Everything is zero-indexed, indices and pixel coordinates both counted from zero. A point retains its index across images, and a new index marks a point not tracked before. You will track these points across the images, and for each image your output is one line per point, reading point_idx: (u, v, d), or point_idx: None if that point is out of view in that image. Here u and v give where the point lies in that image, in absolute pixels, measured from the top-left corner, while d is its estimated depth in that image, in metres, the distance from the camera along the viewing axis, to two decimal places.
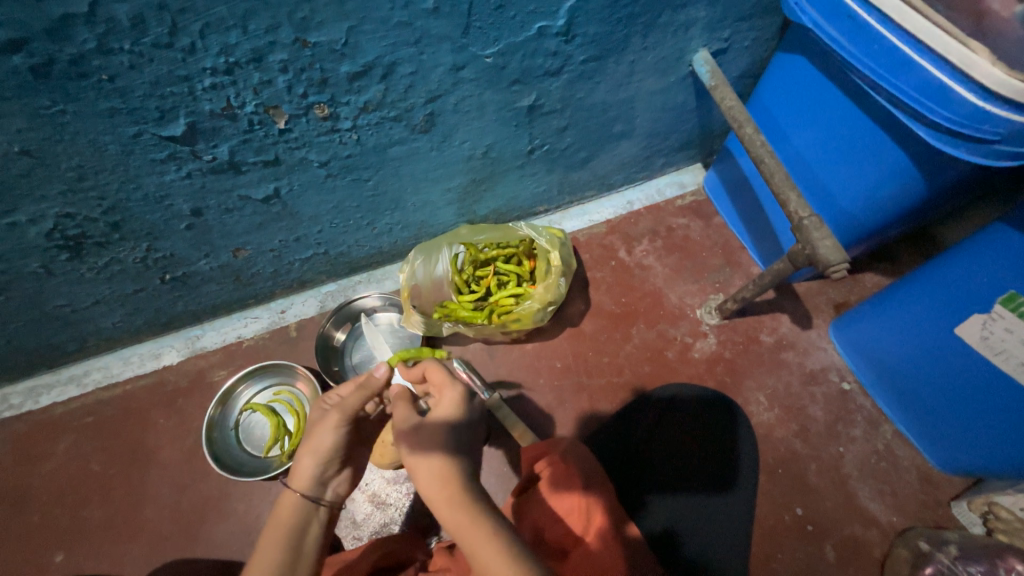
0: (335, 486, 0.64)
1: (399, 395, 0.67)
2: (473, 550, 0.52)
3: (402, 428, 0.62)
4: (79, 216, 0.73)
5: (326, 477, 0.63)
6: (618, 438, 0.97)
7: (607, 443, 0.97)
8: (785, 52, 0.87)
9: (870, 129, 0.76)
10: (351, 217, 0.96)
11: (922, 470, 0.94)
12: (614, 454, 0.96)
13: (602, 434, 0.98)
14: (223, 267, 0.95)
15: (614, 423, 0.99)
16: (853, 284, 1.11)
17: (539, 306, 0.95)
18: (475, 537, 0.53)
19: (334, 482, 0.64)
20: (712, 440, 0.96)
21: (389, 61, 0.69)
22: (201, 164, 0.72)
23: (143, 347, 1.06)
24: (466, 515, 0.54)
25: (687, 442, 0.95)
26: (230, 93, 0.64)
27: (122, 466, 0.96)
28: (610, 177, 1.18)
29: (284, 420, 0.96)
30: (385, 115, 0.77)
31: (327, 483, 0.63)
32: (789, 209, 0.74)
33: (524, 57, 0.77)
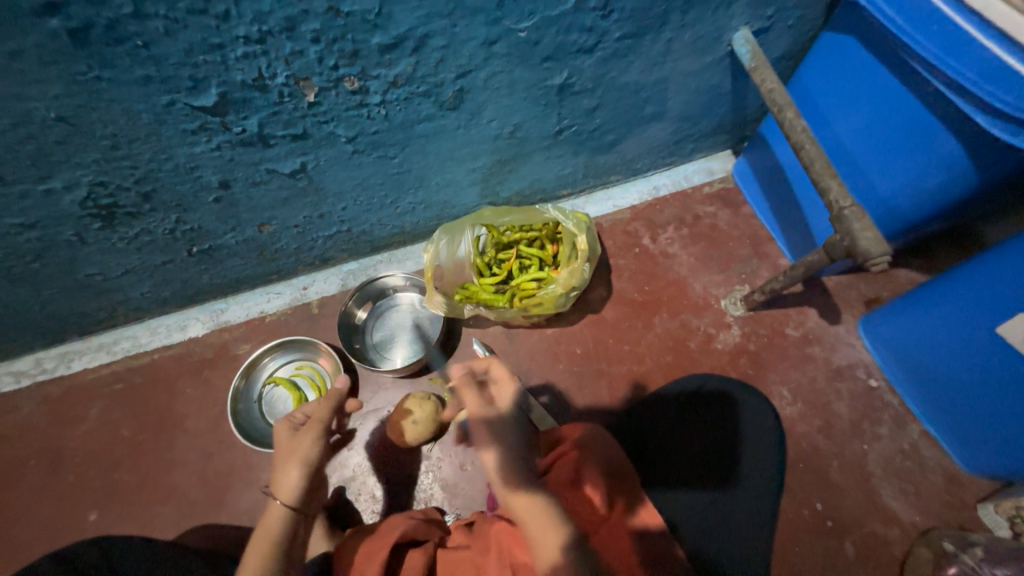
0: (313, 497, 0.66)
1: (466, 380, 0.75)
2: (532, 523, 0.62)
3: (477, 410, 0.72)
4: (112, 185, 0.73)
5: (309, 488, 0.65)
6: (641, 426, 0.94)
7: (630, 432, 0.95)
8: (832, 31, 0.83)
9: (924, 114, 0.72)
10: (375, 195, 0.95)
11: (947, 471, 0.92)
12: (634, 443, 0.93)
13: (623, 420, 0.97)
14: (248, 242, 0.96)
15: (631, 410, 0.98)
16: (887, 279, 1.07)
17: (562, 291, 0.93)
18: (539, 508, 0.63)
19: (314, 492, 0.67)
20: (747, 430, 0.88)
21: (421, 33, 0.67)
22: (231, 136, 0.72)
23: (170, 318, 1.08)
24: (528, 497, 0.64)
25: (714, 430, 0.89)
26: (261, 63, 0.63)
27: (150, 433, 0.99)
28: (636, 162, 1.15)
29: (306, 395, 0.97)
30: (414, 90, 0.75)
31: (309, 494, 0.65)
32: (828, 198, 0.72)
33: (559, 32, 0.74)
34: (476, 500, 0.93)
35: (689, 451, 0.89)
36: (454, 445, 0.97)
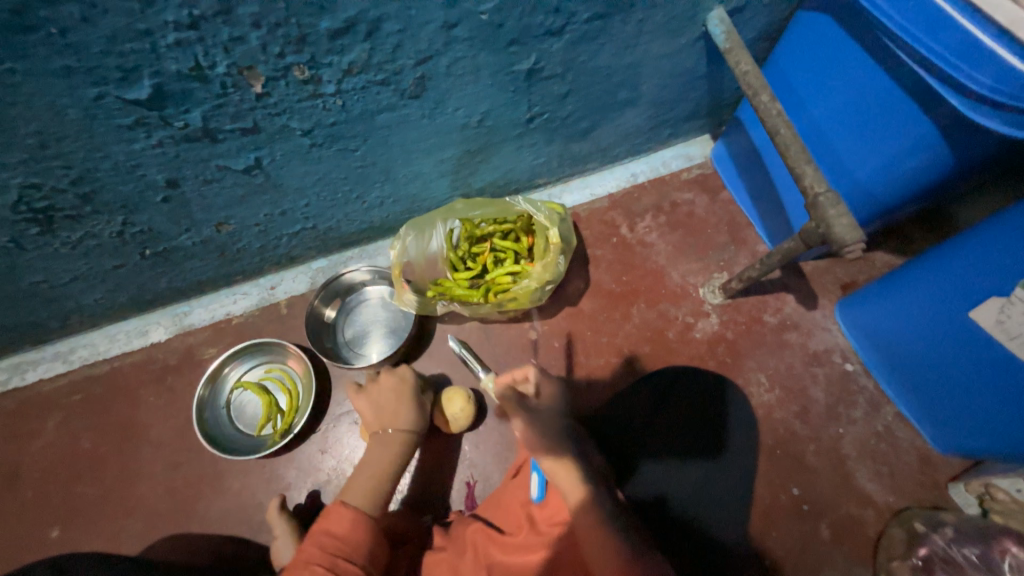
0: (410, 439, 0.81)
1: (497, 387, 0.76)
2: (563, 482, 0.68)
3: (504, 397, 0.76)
4: (45, 186, 0.68)
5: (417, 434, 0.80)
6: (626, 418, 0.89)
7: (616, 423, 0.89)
8: (808, 10, 0.80)
9: (899, 97, 0.70)
10: (339, 189, 0.91)
11: (920, 452, 0.93)
12: (618, 436, 0.87)
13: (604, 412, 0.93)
14: (207, 242, 0.91)
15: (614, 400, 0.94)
16: (863, 263, 1.07)
17: (537, 285, 0.91)
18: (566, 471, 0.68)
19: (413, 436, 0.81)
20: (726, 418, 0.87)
21: (374, 17, 0.62)
22: (172, 132, 0.67)
23: (129, 324, 1.03)
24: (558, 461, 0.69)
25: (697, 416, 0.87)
26: (198, 51, 0.58)
27: (113, 444, 0.95)
28: (612, 149, 1.12)
29: (276, 398, 0.94)
30: (371, 79, 0.71)
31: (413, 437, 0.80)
32: (803, 183, 0.70)
33: (523, 14, 0.70)
34: (454, 500, 0.91)
35: (674, 441, 0.83)
36: (431, 444, 0.94)
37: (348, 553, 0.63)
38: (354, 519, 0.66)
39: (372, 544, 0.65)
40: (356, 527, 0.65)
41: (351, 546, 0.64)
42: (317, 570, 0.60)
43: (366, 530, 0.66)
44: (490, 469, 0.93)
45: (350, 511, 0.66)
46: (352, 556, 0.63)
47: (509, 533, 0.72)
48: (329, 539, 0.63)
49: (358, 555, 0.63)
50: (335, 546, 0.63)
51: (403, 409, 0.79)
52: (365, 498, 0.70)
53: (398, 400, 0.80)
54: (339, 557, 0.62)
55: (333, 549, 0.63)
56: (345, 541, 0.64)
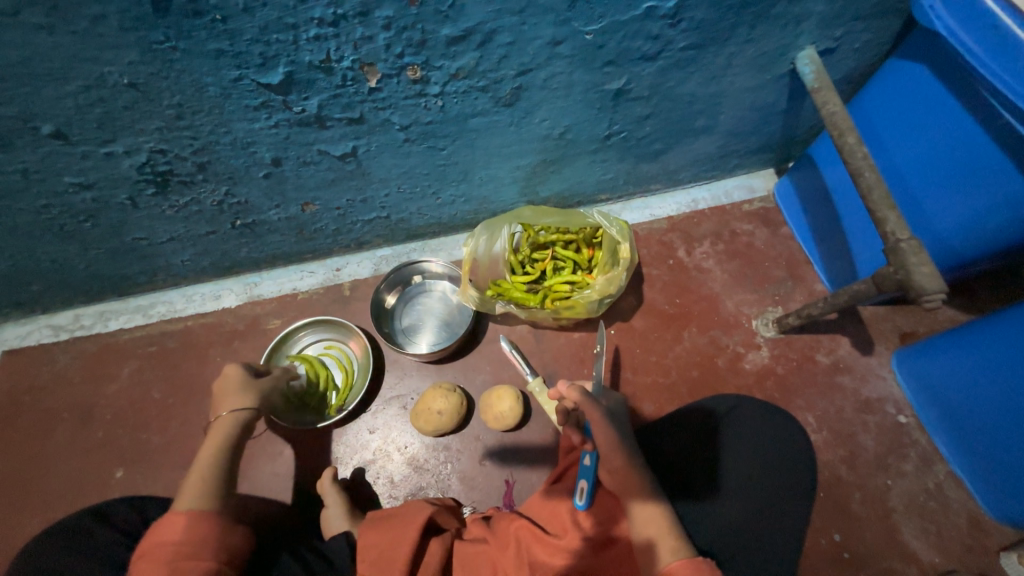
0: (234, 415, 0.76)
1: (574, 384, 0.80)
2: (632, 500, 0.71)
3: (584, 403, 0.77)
4: (170, 153, 0.75)
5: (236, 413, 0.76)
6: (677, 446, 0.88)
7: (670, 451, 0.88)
8: (902, 58, 0.80)
9: (994, 155, 0.70)
10: (418, 184, 0.96)
11: (972, 515, 0.90)
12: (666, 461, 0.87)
13: (654, 433, 0.92)
14: (290, 220, 0.97)
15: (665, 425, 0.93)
16: (924, 314, 1.05)
17: (596, 297, 0.93)
18: (635, 483, 0.72)
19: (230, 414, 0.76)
20: (773, 448, 0.83)
21: (489, 29, 0.67)
22: (290, 115, 0.73)
23: (205, 287, 1.10)
24: (630, 476, 0.72)
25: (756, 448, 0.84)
26: (331, 45, 0.63)
27: (178, 398, 1.01)
28: (678, 173, 1.14)
29: (333, 374, 0.99)
30: (473, 84, 0.75)
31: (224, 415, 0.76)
32: (885, 228, 0.70)
33: (624, 38, 0.74)
34: (492, 496, 0.93)
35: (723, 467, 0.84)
36: (473, 438, 0.97)
37: (194, 551, 0.60)
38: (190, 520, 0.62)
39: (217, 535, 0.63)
40: (193, 527, 0.62)
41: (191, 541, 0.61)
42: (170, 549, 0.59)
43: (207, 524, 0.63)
44: (530, 470, 0.94)
45: (183, 515, 0.63)
46: (201, 552, 0.60)
47: (553, 535, 0.74)
48: (169, 548, 0.59)
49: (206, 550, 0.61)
50: (174, 550, 0.59)
51: (227, 399, 0.77)
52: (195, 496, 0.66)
53: (223, 391, 0.78)
54: (184, 558, 0.59)
55: (170, 555, 0.59)
56: (186, 543, 0.60)
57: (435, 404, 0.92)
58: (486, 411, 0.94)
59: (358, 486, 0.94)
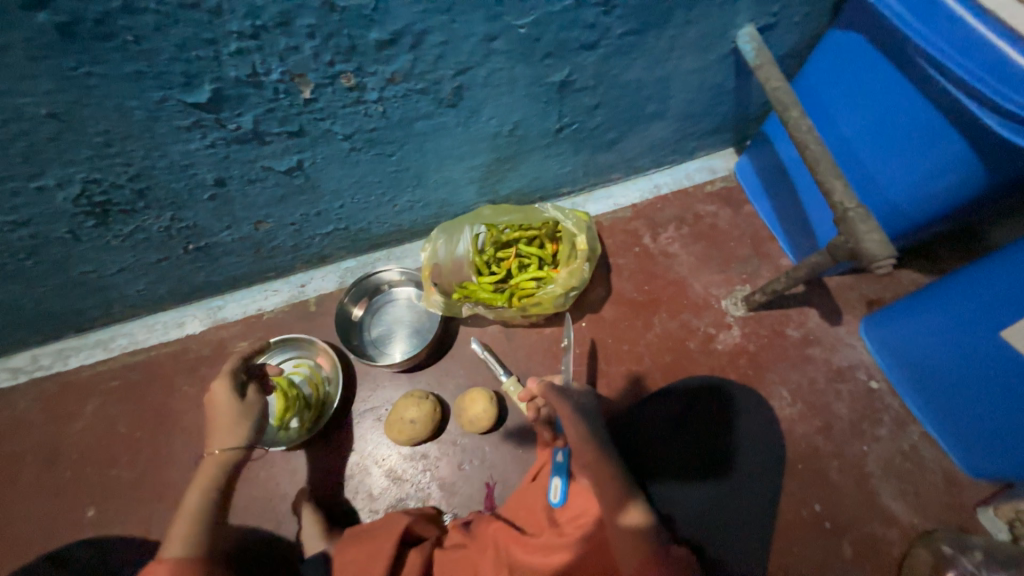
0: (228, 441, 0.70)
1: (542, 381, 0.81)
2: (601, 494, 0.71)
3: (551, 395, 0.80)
4: (106, 182, 0.72)
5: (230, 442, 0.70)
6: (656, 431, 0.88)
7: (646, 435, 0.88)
8: (839, 27, 0.81)
9: (933, 117, 0.71)
10: (372, 193, 0.94)
11: (947, 473, 0.91)
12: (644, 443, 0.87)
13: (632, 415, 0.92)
14: (245, 239, 0.95)
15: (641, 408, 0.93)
16: (888, 280, 1.07)
17: (561, 291, 0.93)
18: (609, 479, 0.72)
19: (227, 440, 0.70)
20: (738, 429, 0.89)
21: (420, 29, 0.66)
22: (225, 133, 0.71)
23: (166, 315, 1.07)
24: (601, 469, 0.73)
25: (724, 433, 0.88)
26: (256, 58, 0.62)
27: (145, 431, 0.98)
28: (637, 160, 1.14)
29: (303, 393, 0.97)
30: (412, 87, 0.74)
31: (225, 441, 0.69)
32: (833, 198, 0.71)
33: (560, 29, 0.73)
34: (473, 500, 0.92)
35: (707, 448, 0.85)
36: (451, 443, 0.96)
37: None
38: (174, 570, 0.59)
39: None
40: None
41: None
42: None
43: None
44: (510, 471, 0.93)
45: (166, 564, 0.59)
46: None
47: (530, 534, 0.73)
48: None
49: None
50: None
51: (223, 430, 0.70)
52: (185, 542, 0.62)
53: (220, 414, 0.71)
54: None
55: None
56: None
57: (408, 411, 0.91)
58: (460, 415, 0.93)
59: (336, 503, 0.92)
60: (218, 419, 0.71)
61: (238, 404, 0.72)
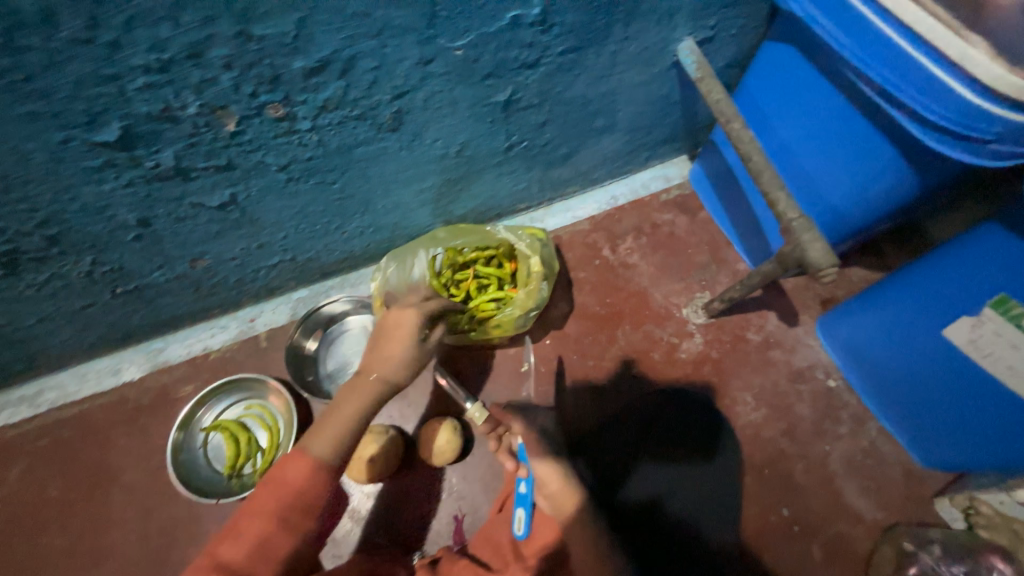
0: (397, 371, 0.67)
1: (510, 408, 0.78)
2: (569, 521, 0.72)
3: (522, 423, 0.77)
4: (9, 231, 0.66)
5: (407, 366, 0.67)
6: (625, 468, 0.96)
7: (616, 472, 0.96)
8: (773, 41, 0.82)
9: (863, 126, 0.73)
10: (318, 221, 0.90)
11: (906, 466, 0.94)
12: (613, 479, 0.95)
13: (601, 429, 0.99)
14: (181, 278, 0.89)
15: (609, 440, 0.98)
16: (839, 278, 1.10)
17: (520, 313, 0.92)
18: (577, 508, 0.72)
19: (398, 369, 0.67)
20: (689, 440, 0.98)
21: (348, 56, 0.63)
22: (143, 171, 0.66)
23: (99, 363, 0.99)
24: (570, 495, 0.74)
25: (683, 483, 0.95)
26: (167, 93, 0.58)
27: (82, 491, 0.91)
28: (592, 172, 1.14)
29: (256, 436, 0.91)
30: (348, 114, 0.71)
31: (394, 372, 0.67)
32: (778, 209, 0.71)
33: (498, 49, 0.71)
34: (443, 534, 0.89)
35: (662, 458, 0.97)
36: (416, 476, 0.92)
37: (303, 508, 0.60)
38: (312, 469, 0.61)
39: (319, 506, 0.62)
40: (312, 479, 0.61)
41: (307, 495, 0.61)
42: (265, 527, 0.58)
43: (318, 482, 0.62)
44: (478, 500, 0.90)
45: (308, 460, 0.62)
46: (307, 511, 0.60)
47: (496, 571, 0.72)
48: (280, 485, 0.60)
49: (313, 511, 0.61)
50: (287, 496, 0.60)
51: (396, 357, 0.67)
52: (325, 441, 0.64)
53: (393, 343, 0.68)
54: (301, 515, 0.60)
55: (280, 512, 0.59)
56: (299, 492, 0.60)
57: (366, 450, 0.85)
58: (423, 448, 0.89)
59: None
60: (390, 344, 0.68)
61: (420, 338, 0.70)
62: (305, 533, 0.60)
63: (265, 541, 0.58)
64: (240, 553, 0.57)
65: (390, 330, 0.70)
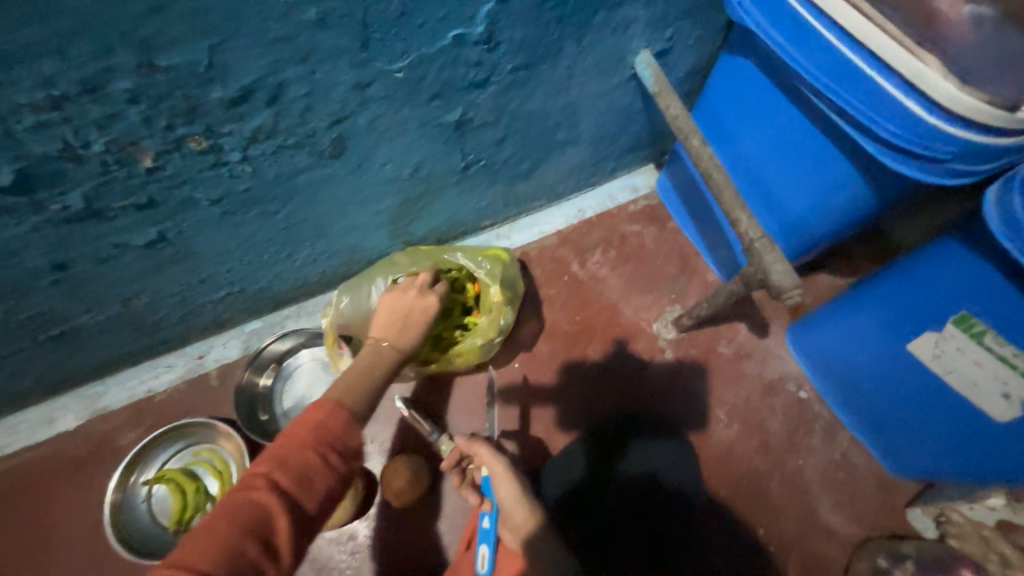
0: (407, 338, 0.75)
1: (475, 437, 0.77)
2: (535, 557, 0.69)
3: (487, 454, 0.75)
4: None
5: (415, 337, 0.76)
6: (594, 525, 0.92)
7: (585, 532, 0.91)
8: (729, 53, 0.80)
9: (822, 141, 0.71)
10: (264, 252, 0.84)
11: (877, 476, 0.93)
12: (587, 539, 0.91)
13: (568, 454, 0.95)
14: (116, 319, 0.82)
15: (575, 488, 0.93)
16: (808, 285, 1.09)
17: (482, 341, 0.88)
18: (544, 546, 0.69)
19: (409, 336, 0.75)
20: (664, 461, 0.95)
21: (274, 83, 0.57)
22: (51, 215, 0.60)
23: (32, 413, 0.92)
24: (537, 533, 0.71)
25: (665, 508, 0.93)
26: (66, 131, 0.52)
27: (17, 554, 0.84)
28: (557, 186, 1.10)
29: (206, 484, 0.86)
30: (282, 142, 0.65)
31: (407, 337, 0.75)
32: (740, 228, 0.69)
33: (443, 68, 0.67)
34: None
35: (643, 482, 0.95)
36: (379, 519, 0.89)
37: (343, 449, 0.60)
38: (348, 417, 0.62)
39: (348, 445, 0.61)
40: (349, 426, 0.62)
41: (335, 438, 0.60)
42: (313, 456, 0.57)
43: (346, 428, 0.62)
44: (444, 540, 0.88)
45: (343, 410, 0.62)
46: (345, 454, 0.60)
47: None
48: (324, 429, 0.60)
49: (349, 455, 0.60)
50: (331, 437, 0.59)
51: (415, 329, 0.76)
52: (349, 389, 0.66)
53: (414, 318, 0.77)
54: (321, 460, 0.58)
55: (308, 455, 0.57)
56: (341, 435, 0.60)
57: None
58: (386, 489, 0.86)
59: None
60: (403, 317, 0.77)
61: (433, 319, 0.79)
62: (339, 474, 0.58)
63: (308, 472, 0.56)
64: (283, 478, 0.55)
65: (403, 304, 0.78)
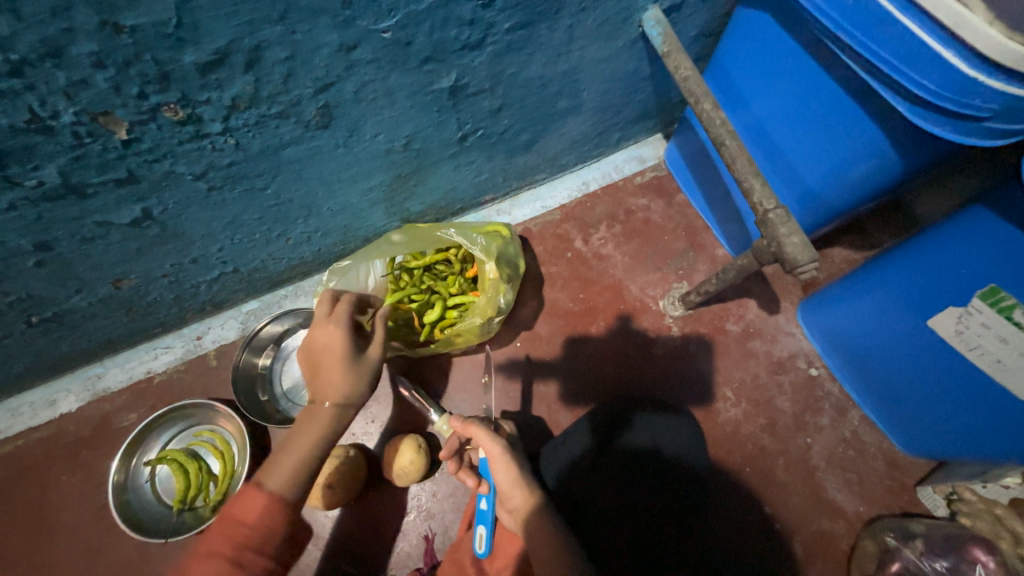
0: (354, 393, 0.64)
1: (472, 420, 0.75)
2: (531, 538, 0.68)
3: (487, 438, 0.73)
4: None
5: (358, 388, 0.64)
6: (612, 540, 0.76)
7: (603, 547, 0.77)
8: (746, 7, 0.74)
9: (845, 103, 0.66)
10: (255, 230, 0.82)
11: (887, 455, 0.91)
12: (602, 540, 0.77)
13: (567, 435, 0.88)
14: (106, 301, 0.81)
15: (566, 476, 0.82)
16: (821, 260, 1.05)
17: (481, 320, 0.85)
18: (539, 529, 0.68)
19: (353, 392, 0.64)
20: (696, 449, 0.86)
21: (250, 45, 0.53)
22: (26, 192, 0.57)
23: (34, 394, 0.93)
24: (535, 515, 0.70)
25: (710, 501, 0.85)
26: (31, 100, 0.48)
27: (25, 533, 0.86)
28: (560, 158, 1.06)
29: (208, 465, 0.86)
30: (265, 112, 0.62)
31: (351, 395, 0.63)
32: (752, 199, 0.64)
33: (433, 29, 0.62)
34: (412, 557, 0.87)
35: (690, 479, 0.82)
36: (382, 498, 0.90)
37: (258, 544, 0.56)
38: (267, 506, 0.57)
39: (271, 538, 0.57)
40: (269, 516, 0.57)
41: (255, 534, 0.56)
42: (220, 565, 0.54)
43: (272, 521, 0.57)
44: (448, 516, 0.89)
45: (263, 497, 0.57)
46: (263, 547, 0.56)
47: None
48: (234, 527, 0.56)
49: (269, 545, 0.57)
50: (243, 537, 0.55)
51: (339, 379, 0.63)
52: (281, 478, 0.59)
53: (329, 366, 0.64)
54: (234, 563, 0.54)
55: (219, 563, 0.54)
56: (254, 531, 0.56)
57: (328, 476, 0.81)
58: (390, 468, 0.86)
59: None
60: (329, 364, 0.64)
61: (352, 354, 0.65)
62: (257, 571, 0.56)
63: None
64: None
65: (325, 345, 0.64)
